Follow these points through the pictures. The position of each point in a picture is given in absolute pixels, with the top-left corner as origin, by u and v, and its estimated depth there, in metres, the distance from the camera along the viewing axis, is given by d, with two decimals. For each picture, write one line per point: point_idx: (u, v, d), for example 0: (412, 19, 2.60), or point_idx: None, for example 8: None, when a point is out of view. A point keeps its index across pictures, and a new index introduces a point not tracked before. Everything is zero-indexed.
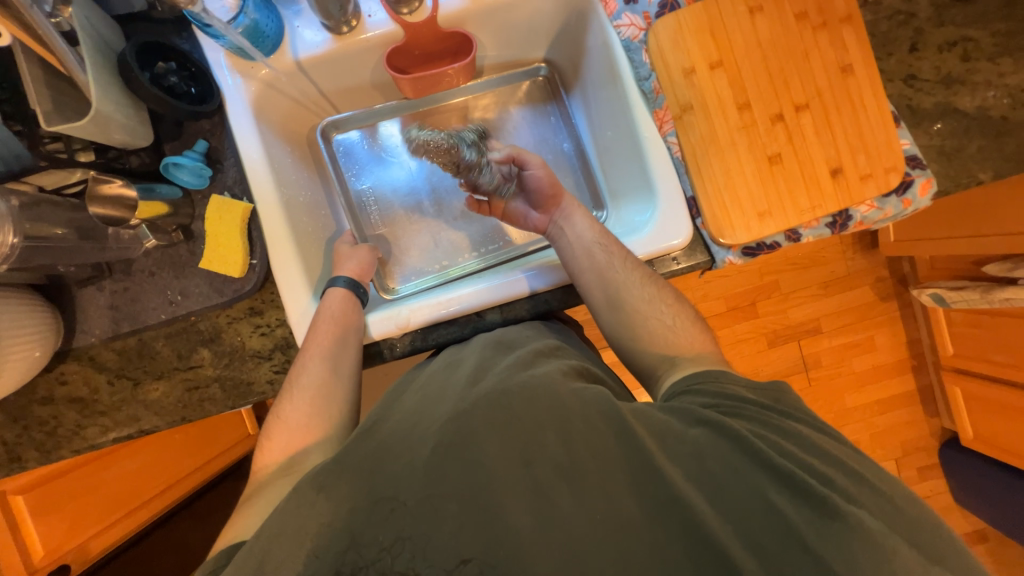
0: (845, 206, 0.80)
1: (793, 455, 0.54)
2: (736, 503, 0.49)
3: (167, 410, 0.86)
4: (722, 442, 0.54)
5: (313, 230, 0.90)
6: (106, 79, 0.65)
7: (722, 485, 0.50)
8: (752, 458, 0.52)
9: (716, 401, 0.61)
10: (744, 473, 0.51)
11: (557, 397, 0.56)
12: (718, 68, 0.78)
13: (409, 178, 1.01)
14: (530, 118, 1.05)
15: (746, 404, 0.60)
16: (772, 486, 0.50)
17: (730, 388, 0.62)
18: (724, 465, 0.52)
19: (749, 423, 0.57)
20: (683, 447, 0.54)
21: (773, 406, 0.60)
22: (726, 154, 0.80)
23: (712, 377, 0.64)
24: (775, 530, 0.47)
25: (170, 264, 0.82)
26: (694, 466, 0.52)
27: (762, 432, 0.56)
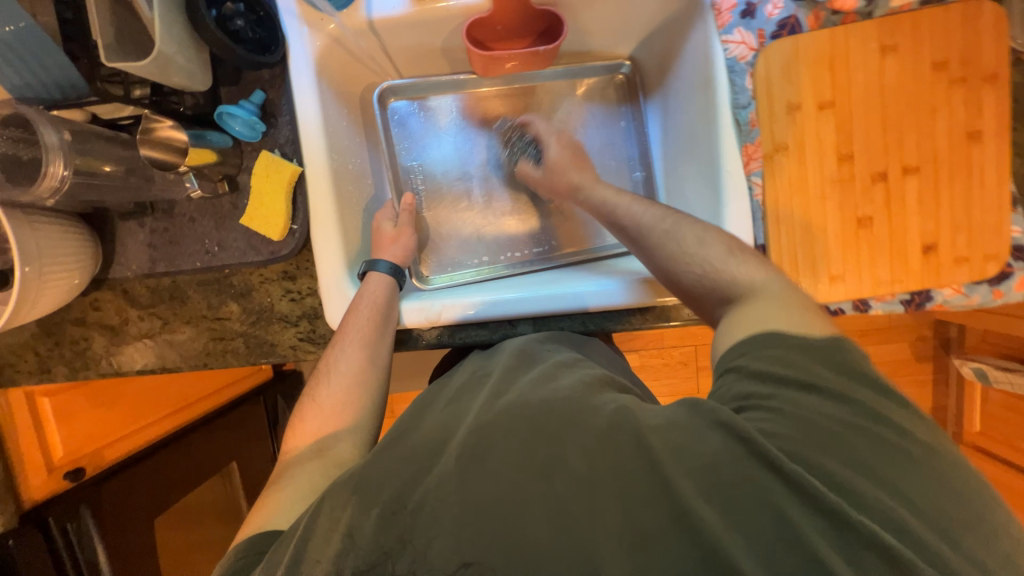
0: (927, 287, 0.73)
1: (833, 457, 0.47)
2: (750, 512, 0.44)
3: (191, 354, 0.87)
4: (740, 447, 0.47)
5: (356, 201, 0.86)
6: (173, 18, 0.62)
7: (733, 498, 0.45)
8: (773, 468, 0.45)
9: (759, 389, 0.52)
10: (762, 486, 0.45)
11: (581, 410, 0.52)
12: (827, 109, 0.71)
13: (461, 160, 0.96)
14: (601, 117, 0.97)
15: (788, 389, 0.51)
16: (792, 502, 0.44)
17: (777, 366, 0.53)
18: (740, 470, 0.46)
19: (782, 420, 0.49)
20: (693, 454, 0.47)
21: (823, 383, 0.51)
22: (812, 206, 0.73)
23: (756, 349, 0.55)
24: (789, 542, 0.42)
25: (211, 213, 0.81)
26: (703, 475, 0.46)
27: (796, 431, 0.48)
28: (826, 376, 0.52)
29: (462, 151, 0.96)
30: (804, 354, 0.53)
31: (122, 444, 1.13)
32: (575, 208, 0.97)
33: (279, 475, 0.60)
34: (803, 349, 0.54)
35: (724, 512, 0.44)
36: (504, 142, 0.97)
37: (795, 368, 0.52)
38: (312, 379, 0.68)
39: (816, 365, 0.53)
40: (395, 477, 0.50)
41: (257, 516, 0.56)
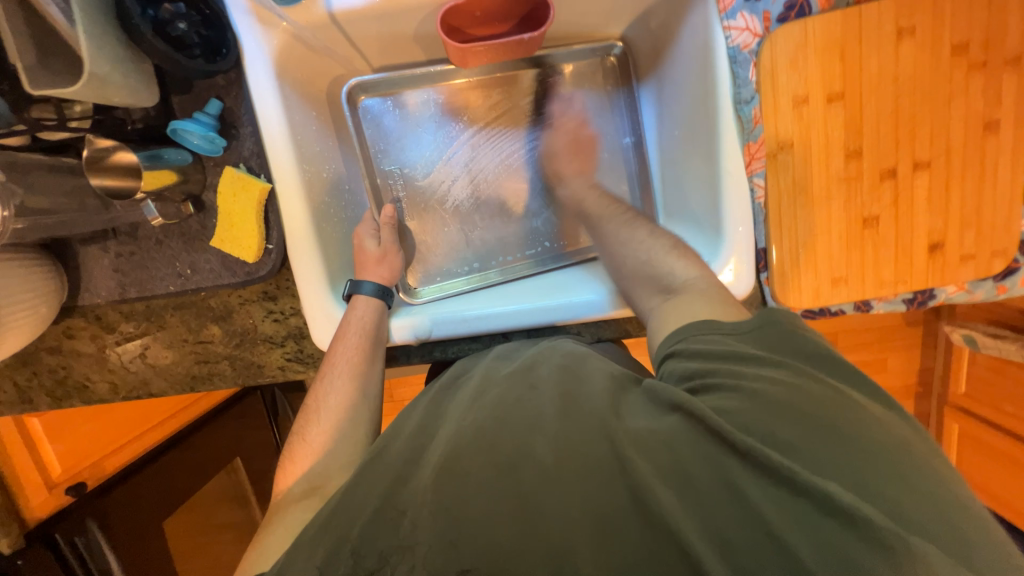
0: (931, 285, 0.71)
1: (786, 423, 0.44)
2: (707, 496, 0.41)
3: (176, 378, 0.84)
4: (689, 421, 0.46)
5: (334, 213, 0.80)
6: (102, 31, 0.55)
7: (688, 475, 0.43)
8: (722, 440, 0.43)
9: (700, 367, 0.51)
10: (714, 459, 0.43)
11: (545, 402, 0.51)
12: (836, 101, 0.65)
13: (443, 160, 0.90)
14: (591, 106, 0.90)
15: (732, 363, 0.50)
16: (742, 470, 0.42)
17: (714, 345, 0.53)
18: (696, 452, 0.44)
19: (731, 393, 0.47)
20: (646, 432, 0.46)
21: (757, 354, 0.51)
22: (816, 206, 0.69)
23: (690, 332, 0.56)
24: (756, 532, 0.39)
25: (179, 235, 0.76)
26: (666, 461, 0.44)
27: (746, 402, 0.46)
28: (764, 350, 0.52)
29: (444, 150, 0.90)
30: (736, 335, 0.54)
31: (123, 453, 1.06)
32: (567, 205, 0.91)
33: (272, 516, 0.57)
34: (732, 332, 0.54)
35: (679, 491, 0.42)
36: (487, 135, 0.91)
37: (731, 345, 0.53)
38: (301, 416, 0.66)
39: (748, 342, 0.53)
40: (378, 488, 0.47)
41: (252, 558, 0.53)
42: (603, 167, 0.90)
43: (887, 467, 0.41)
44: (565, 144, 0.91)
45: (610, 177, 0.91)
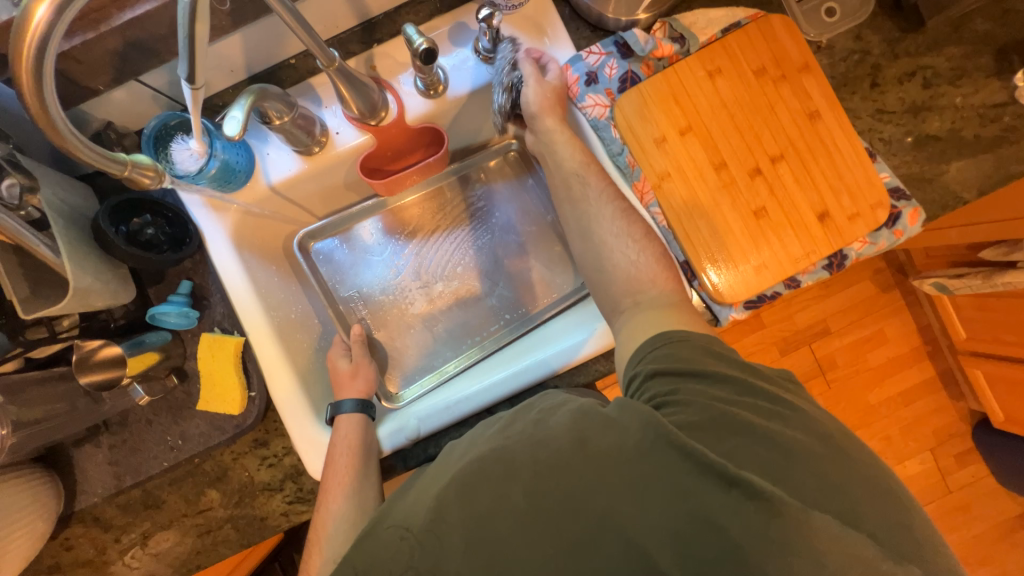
0: (838, 248, 0.80)
1: (734, 435, 0.53)
2: (660, 500, 0.49)
3: (181, 560, 0.82)
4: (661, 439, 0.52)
5: (305, 346, 0.88)
6: (82, 253, 0.66)
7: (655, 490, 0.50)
8: (687, 454, 0.50)
9: (673, 387, 0.58)
10: (684, 473, 0.50)
11: (529, 456, 0.54)
12: (688, 133, 0.80)
13: (397, 272, 1.01)
14: (509, 193, 1.05)
15: (697, 383, 0.58)
16: (702, 479, 0.49)
17: (680, 364, 0.60)
18: (656, 465, 0.51)
19: (697, 412, 0.55)
20: (618, 460, 0.52)
21: (717, 373, 0.59)
22: (711, 215, 0.80)
23: (660, 355, 0.62)
24: (699, 521, 0.48)
25: (167, 409, 0.80)
26: (633, 476, 0.51)
27: (711, 421, 0.54)
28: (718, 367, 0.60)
29: (396, 265, 1.01)
30: (698, 351, 0.61)
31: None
32: (516, 279, 1.01)
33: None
34: (693, 347, 0.61)
35: (649, 506, 0.49)
36: (431, 241, 1.03)
37: (690, 359, 0.60)
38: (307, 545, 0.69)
39: (711, 360, 0.60)
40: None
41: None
42: (534, 239, 1.02)
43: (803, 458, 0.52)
44: (497, 229, 1.04)
45: (544, 245, 1.02)
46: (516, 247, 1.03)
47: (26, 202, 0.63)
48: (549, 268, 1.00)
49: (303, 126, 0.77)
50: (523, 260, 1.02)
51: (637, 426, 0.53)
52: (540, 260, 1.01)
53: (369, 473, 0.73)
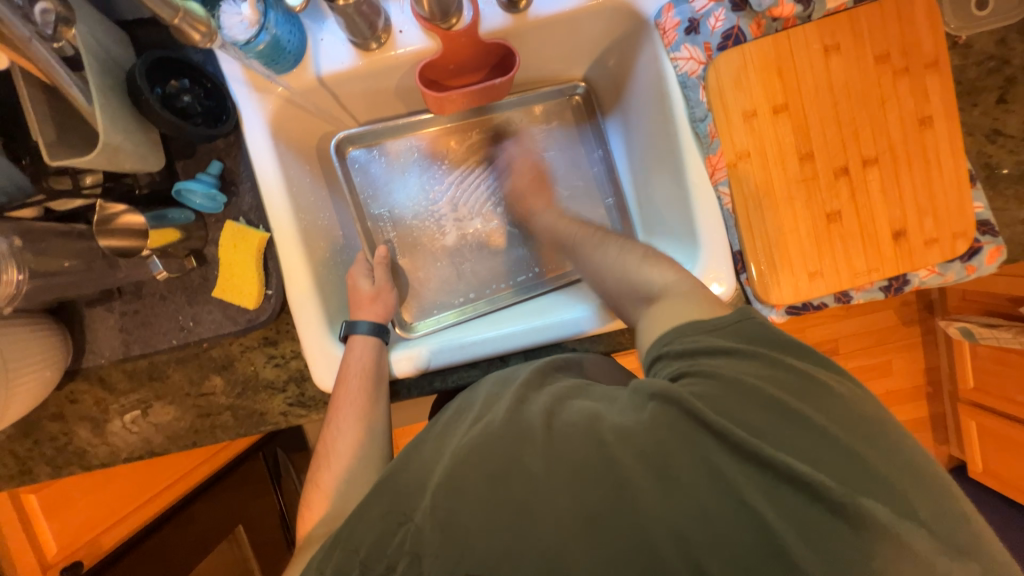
0: (903, 271, 0.75)
1: (764, 414, 0.48)
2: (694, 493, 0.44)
3: (179, 434, 0.84)
4: (674, 412, 0.48)
5: (329, 256, 0.85)
6: (114, 107, 0.61)
7: (686, 471, 0.45)
8: (705, 428, 0.46)
9: (702, 364, 0.52)
10: (712, 453, 0.46)
11: (548, 414, 0.52)
12: (782, 113, 0.72)
13: (430, 199, 0.96)
14: (561, 140, 0.98)
15: (737, 364, 0.52)
16: (732, 459, 0.45)
17: (701, 339, 0.55)
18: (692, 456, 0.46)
19: (726, 388, 0.49)
20: (642, 434, 0.48)
21: (742, 348, 0.53)
22: (781, 209, 0.74)
23: (682, 330, 0.56)
24: (743, 522, 0.43)
25: (182, 289, 0.79)
26: (665, 463, 0.46)
27: (748, 402, 0.48)
28: (745, 343, 0.54)
29: (429, 190, 0.96)
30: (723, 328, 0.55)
31: (122, 526, 1.03)
32: None
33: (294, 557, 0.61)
34: (720, 327, 0.55)
35: (674, 485, 0.45)
36: (472, 174, 0.97)
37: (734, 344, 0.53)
38: (314, 462, 0.70)
39: (738, 337, 0.54)
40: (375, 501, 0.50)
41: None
42: (578, 195, 0.97)
43: (841, 444, 0.46)
44: None
45: (587, 203, 0.97)
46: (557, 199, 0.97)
47: (60, 34, 0.57)
48: None
49: (367, 16, 0.69)
50: None
51: (644, 399, 0.50)
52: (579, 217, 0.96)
53: (380, 400, 0.73)
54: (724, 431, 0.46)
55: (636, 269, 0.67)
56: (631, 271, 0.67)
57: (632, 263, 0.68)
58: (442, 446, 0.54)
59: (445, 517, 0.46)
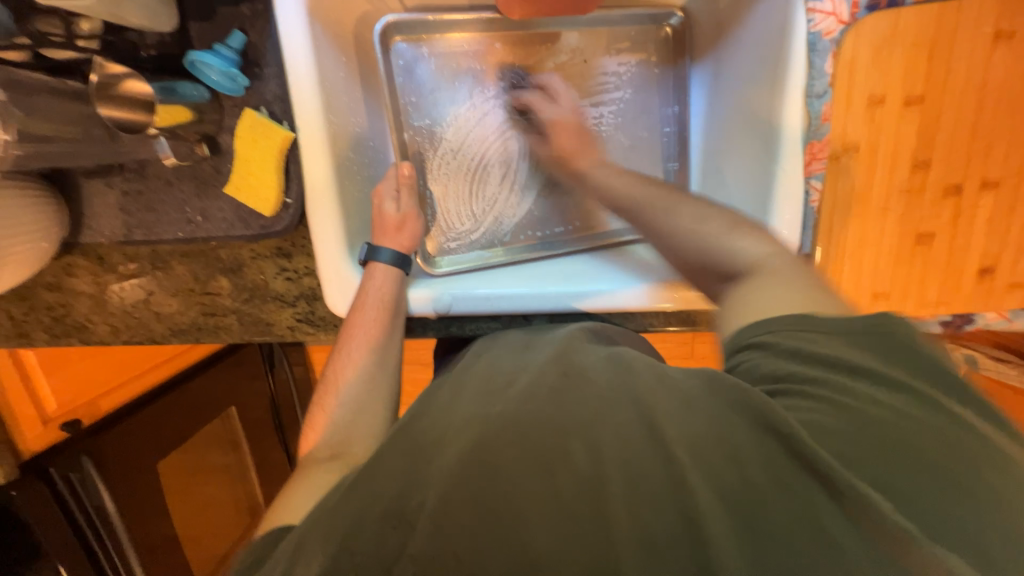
0: (971, 309, 0.69)
1: (879, 456, 0.35)
2: (763, 515, 0.34)
3: (181, 328, 0.81)
4: (744, 412, 0.38)
5: (357, 169, 0.76)
6: None
7: (762, 506, 0.34)
8: (781, 440, 0.36)
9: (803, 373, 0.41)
10: (793, 488, 0.34)
11: (590, 398, 0.42)
12: (914, 106, 0.61)
13: (476, 118, 0.84)
14: (635, 80, 0.83)
15: (844, 382, 0.40)
16: (825, 503, 0.34)
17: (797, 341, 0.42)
18: (764, 467, 0.36)
19: (821, 405, 0.38)
20: (714, 445, 0.37)
21: (867, 369, 0.40)
22: (871, 218, 0.66)
23: (772, 326, 0.44)
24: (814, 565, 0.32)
25: (192, 178, 0.72)
26: (728, 473, 0.35)
27: (839, 423, 0.37)
28: (867, 363, 0.40)
29: (475, 109, 0.84)
30: (831, 332, 0.42)
31: (122, 392, 0.96)
32: None
33: (290, 480, 0.56)
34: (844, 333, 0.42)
35: (745, 520, 0.34)
36: (525, 99, 0.84)
37: (847, 356, 0.41)
38: (321, 387, 0.66)
39: (859, 349, 0.41)
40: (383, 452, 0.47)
41: (272, 522, 0.50)
42: (637, 148, 0.84)
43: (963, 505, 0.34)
44: (606, 118, 0.83)
45: (641, 160, 0.84)
46: (615, 148, 0.84)
47: None
48: None
49: None
50: None
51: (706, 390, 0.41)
52: None
53: (395, 336, 0.69)
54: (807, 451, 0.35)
55: (721, 235, 0.53)
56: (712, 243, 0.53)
57: (717, 227, 0.54)
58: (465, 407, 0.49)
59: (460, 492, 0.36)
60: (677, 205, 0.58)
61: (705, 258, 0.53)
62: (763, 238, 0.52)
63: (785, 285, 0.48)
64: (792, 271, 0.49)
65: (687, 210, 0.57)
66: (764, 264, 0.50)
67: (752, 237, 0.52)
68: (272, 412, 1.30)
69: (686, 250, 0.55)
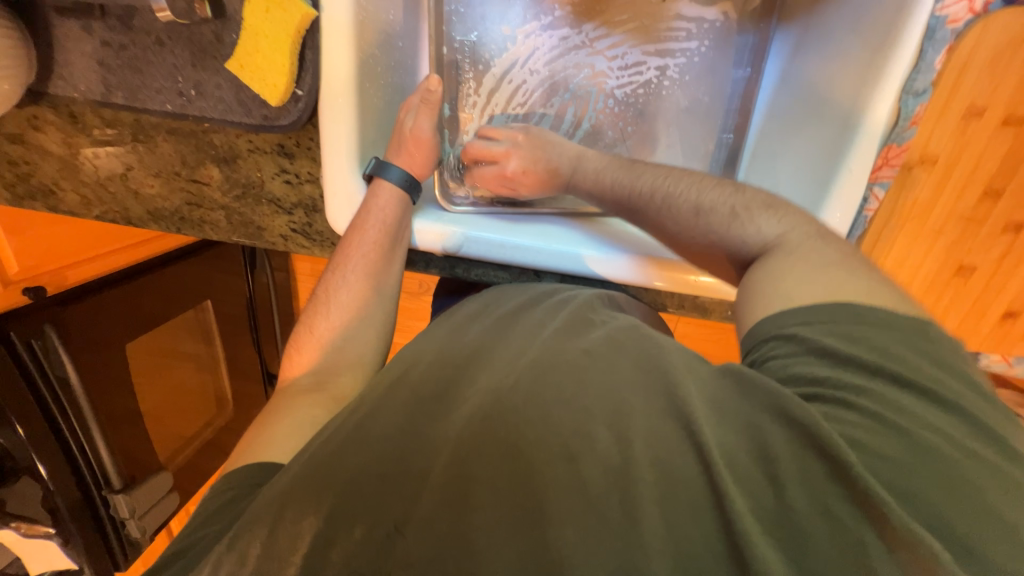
0: (981, 348, 0.69)
1: (934, 473, 0.32)
2: (805, 531, 0.31)
3: (162, 214, 0.74)
4: (774, 412, 0.36)
5: (379, 71, 0.66)
6: None
7: (801, 525, 0.31)
8: (817, 444, 0.33)
9: (843, 379, 0.37)
10: (832, 509, 0.31)
11: (613, 389, 0.40)
12: (1011, 127, 0.56)
13: (525, 43, 0.74)
14: (713, 35, 0.72)
15: (888, 388, 0.36)
16: (862, 520, 0.30)
17: (837, 341, 0.39)
18: (804, 482, 0.32)
19: (868, 417, 0.35)
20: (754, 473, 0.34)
21: (924, 381, 0.36)
22: (919, 239, 0.63)
23: (791, 317, 0.42)
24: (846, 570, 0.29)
25: (187, 43, 0.62)
26: (756, 475, 0.33)
27: (892, 442, 0.33)
28: (925, 373, 0.36)
29: (529, 34, 0.74)
30: (875, 327, 0.39)
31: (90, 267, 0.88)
32: (637, 151, 0.77)
33: (272, 401, 0.54)
34: (887, 328, 0.39)
35: (789, 549, 0.30)
36: (587, 33, 0.73)
37: (896, 356, 0.37)
38: (310, 306, 0.61)
39: (916, 359, 0.37)
40: (377, 390, 0.44)
41: (255, 450, 0.47)
42: (693, 113, 0.75)
43: None
44: (668, 73, 0.74)
45: (699, 129, 0.76)
46: (669, 108, 0.75)
47: None
48: (682, 161, 0.77)
49: None
50: (662, 132, 0.76)
51: (735, 385, 0.39)
52: (682, 142, 0.76)
53: (393, 260, 0.64)
54: (847, 462, 0.32)
55: (728, 225, 0.49)
56: (720, 234, 0.50)
57: (719, 218, 0.50)
58: (470, 363, 0.46)
59: (476, 466, 0.35)
60: (672, 197, 0.54)
61: (717, 249, 0.51)
62: (782, 215, 0.48)
63: (806, 257, 0.45)
64: (812, 248, 0.45)
65: (682, 202, 0.53)
66: (783, 240, 0.47)
67: (762, 217, 0.49)
68: (248, 315, 1.26)
69: (695, 244, 0.52)
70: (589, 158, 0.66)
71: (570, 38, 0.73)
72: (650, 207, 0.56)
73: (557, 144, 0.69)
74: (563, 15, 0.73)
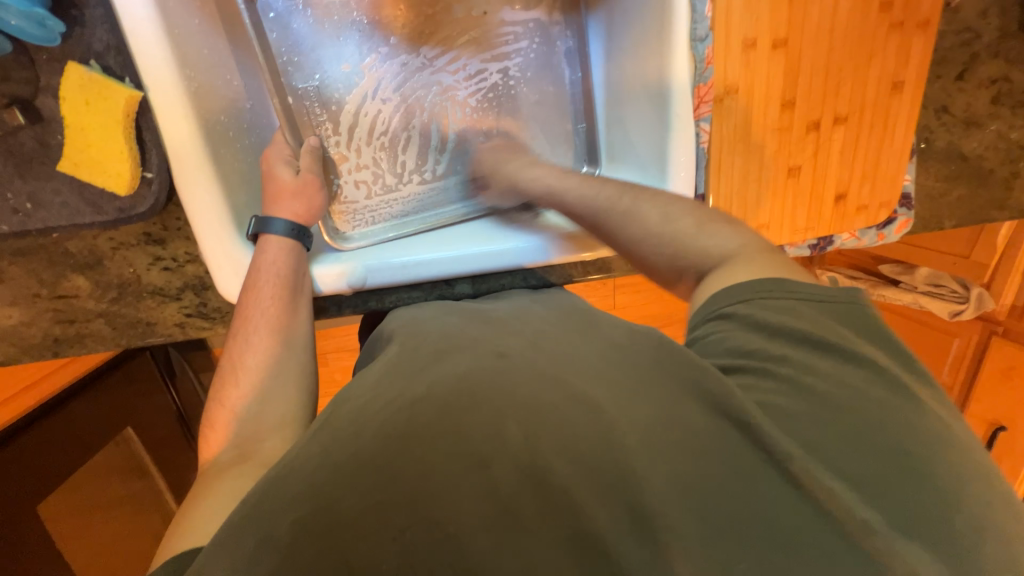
0: (832, 230, 0.81)
1: (814, 420, 0.37)
2: (710, 475, 0.35)
3: (31, 342, 0.67)
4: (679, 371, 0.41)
5: (228, 136, 0.66)
6: None
7: (706, 461, 0.35)
8: (726, 408, 0.37)
9: (754, 348, 0.42)
10: (738, 454, 0.35)
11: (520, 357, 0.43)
12: (780, 48, 0.68)
13: (370, 76, 0.77)
14: (536, 32, 0.80)
15: (796, 353, 0.40)
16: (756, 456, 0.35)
17: (757, 313, 0.44)
18: (715, 439, 0.36)
19: (776, 381, 0.39)
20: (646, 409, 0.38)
21: (831, 343, 0.40)
22: (751, 155, 0.73)
23: (718, 298, 0.46)
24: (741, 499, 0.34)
25: (8, 156, 0.59)
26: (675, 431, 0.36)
27: (795, 400, 0.38)
28: (828, 337, 0.41)
29: (370, 67, 0.77)
30: (801, 305, 0.44)
31: None
32: None
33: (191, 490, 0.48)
34: (804, 303, 0.44)
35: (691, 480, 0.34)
36: (426, 55, 0.78)
37: (802, 327, 0.42)
38: (218, 380, 0.57)
39: (825, 326, 0.42)
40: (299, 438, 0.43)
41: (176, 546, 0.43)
42: (544, 101, 0.82)
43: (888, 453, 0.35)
44: (510, 72, 0.81)
45: (555, 116, 0.83)
46: (522, 104, 0.82)
47: None
48: (550, 147, 0.83)
49: None
50: (523, 126, 0.82)
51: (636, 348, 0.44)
52: (544, 132, 0.83)
53: (297, 313, 0.63)
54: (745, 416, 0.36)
55: (647, 240, 0.55)
56: (639, 248, 0.56)
57: (637, 234, 0.56)
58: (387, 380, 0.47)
59: (402, 474, 0.35)
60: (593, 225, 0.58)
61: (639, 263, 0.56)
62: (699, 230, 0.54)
63: (727, 260, 0.50)
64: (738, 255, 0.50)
65: (605, 236, 0.57)
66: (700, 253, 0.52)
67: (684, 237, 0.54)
68: None
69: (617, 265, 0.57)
70: (481, 199, 0.67)
71: (410, 62, 0.78)
72: (569, 234, 0.58)
73: (446, 186, 0.71)
74: (398, 43, 0.77)
